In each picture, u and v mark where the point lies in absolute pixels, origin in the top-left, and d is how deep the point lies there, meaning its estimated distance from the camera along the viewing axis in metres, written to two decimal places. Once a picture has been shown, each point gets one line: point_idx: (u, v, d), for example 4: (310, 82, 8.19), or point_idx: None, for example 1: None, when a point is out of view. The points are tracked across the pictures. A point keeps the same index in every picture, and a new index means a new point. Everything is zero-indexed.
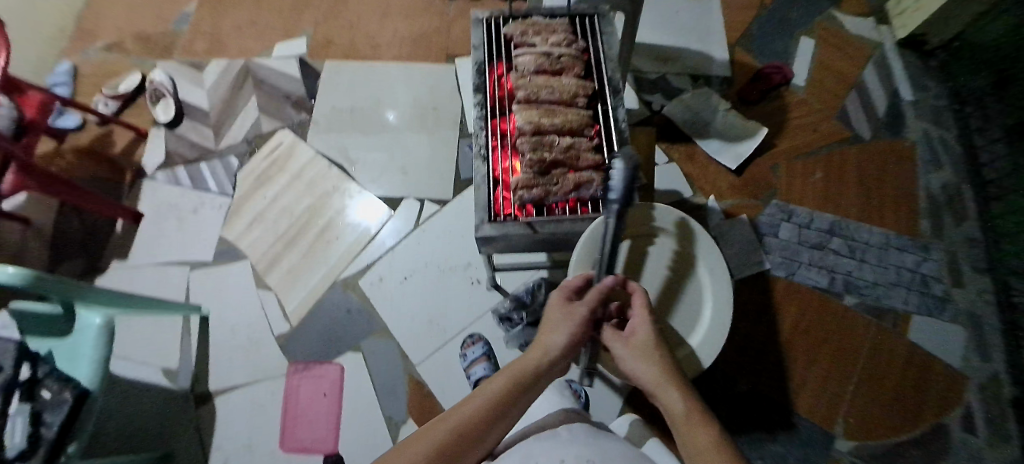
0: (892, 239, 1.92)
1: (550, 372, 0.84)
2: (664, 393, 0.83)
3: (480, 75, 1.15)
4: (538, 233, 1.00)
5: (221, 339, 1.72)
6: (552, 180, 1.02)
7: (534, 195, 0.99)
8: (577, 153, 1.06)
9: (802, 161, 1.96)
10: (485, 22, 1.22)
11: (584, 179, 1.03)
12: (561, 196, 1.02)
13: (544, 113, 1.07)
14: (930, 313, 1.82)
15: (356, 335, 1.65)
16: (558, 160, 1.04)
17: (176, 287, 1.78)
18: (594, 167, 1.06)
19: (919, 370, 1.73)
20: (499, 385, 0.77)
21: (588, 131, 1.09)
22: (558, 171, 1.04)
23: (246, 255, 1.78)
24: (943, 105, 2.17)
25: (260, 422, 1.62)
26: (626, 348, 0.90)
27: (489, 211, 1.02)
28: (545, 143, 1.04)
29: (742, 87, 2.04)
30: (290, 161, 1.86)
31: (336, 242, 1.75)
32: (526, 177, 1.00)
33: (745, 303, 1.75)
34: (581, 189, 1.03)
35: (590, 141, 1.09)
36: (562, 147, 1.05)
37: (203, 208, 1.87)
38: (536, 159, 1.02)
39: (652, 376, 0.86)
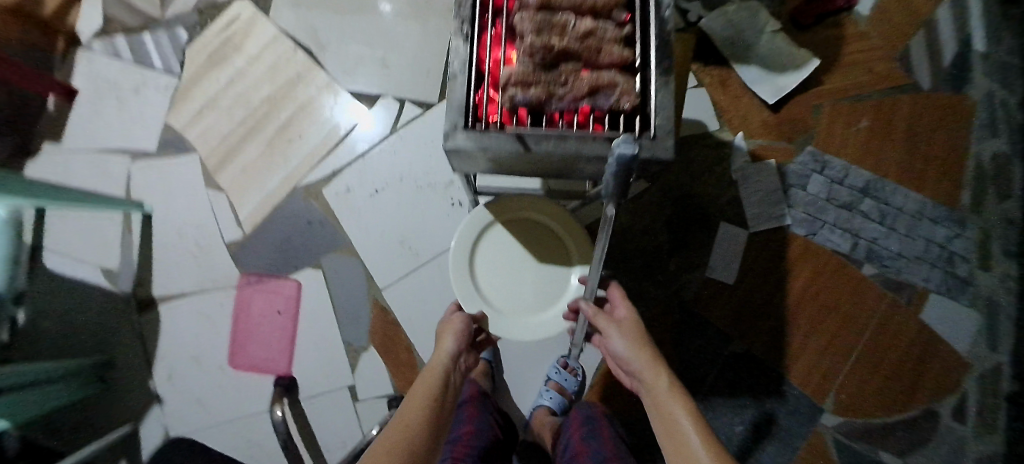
0: (927, 208, 1.71)
1: (456, 375, 0.93)
2: (648, 372, 0.90)
3: None
4: (531, 153, 0.73)
5: (166, 242, 1.53)
6: (560, 79, 0.73)
7: (530, 95, 0.72)
8: (598, 43, 0.75)
9: (848, 104, 1.70)
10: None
11: (604, 80, 0.73)
12: (568, 102, 0.74)
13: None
14: (950, 293, 1.65)
15: (317, 250, 1.46)
16: (571, 50, 0.74)
17: (118, 179, 1.56)
18: (619, 66, 0.76)
19: (924, 350, 1.60)
20: (430, 389, 0.84)
21: (619, 15, 0.78)
22: (569, 67, 0.75)
23: (194, 147, 1.54)
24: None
25: (209, 334, 1.47)
26: (621, 335, 0.97)
27: (467, 115, 0.76)
28: (554, 23, 0.73)
29: (796, 6, 1.73)
30: (248, 41, 1.56)
31: (299, 141, 1.50)
32: (523, 71, 0.72)
33: (756, 258, 1.55)
34: (597, 97, 0.74)
35: (619, 28, 0.78)
36: (577, 32, 0.74)
37: (145, 88, 1.59)
38: (539, 43, 0.72)
39: (634, 355, 0.94)
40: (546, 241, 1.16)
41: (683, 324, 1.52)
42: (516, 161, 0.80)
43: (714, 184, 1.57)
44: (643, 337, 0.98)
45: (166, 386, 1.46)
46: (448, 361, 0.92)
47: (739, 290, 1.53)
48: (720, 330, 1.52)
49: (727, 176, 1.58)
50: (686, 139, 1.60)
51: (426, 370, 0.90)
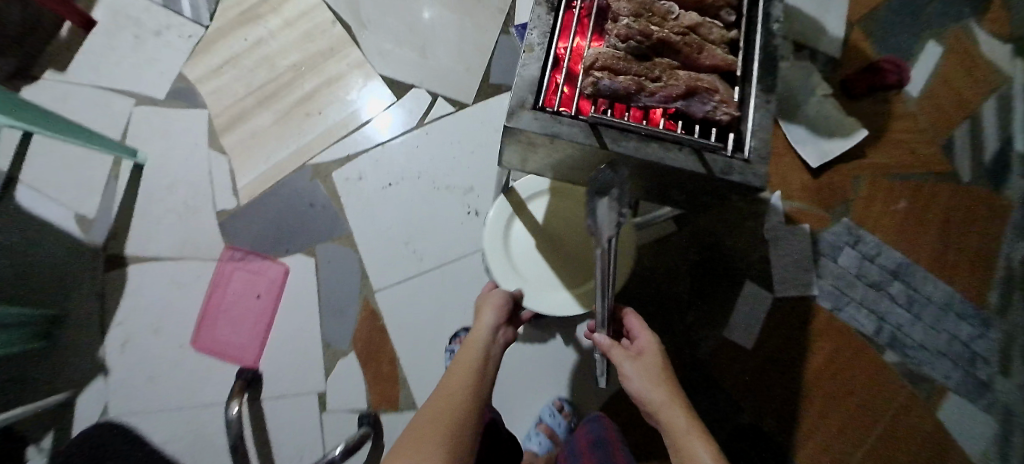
0: (954, 302, 1.63)
1: (497, 352, 0.84)
2: (667, 412, 0.77)
3: None
4: (607, 150, 0.68)
5: (153, 197, 1.40)
6: (652, 72, 0.72)
7: (617, 85, 0.68)
8: (701, 43, 0.74)
9: (889, 182, 1.64)
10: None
11: (698, 81, 0.71)
12: (659, 99, 0.70)
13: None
14: (970, 395, 1.55)
15: (314, 235, 1.34)
16: (670, 43, 0.73)
17: (116, 122, 1.45)
18: (717, 71, 0.74)
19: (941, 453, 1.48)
20: (469, 365, 0.76)
21: (726, 16, 0.77)
22: (663, 61, 0.73)
23: (206, 104, 1.43)
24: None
25: (177, 304, 1.34)
26: (635, 368, 0.83)
27: (540, 96, 0.72)
28: (656, 13, 0.74)
29: (850, 74, 1.67)
30: (286, 5, 1.49)
31: (319, 117, 1.40)
32: (615, 56, 0.70)
33: (777, 325, 1.44)
34: (690, 99, 0.71)
35: (723, 31, 0.77)
36: (678, 26, 0.75)
37: (167, 33, 1.50)
38: (637, 30, 0.72)
39: (652, 389, 0.80)
40: (561, 241, 1.11)
41: (692, 383, 1.40)
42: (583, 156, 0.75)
43: (744, 239, 1.48)
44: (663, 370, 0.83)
45: (116, 355, 1.30)
46: (486, 340, 0.83)
47: (755, 356, 1.42)
48: (730, 397, 1.41)
49: (759, 232, 1.49)
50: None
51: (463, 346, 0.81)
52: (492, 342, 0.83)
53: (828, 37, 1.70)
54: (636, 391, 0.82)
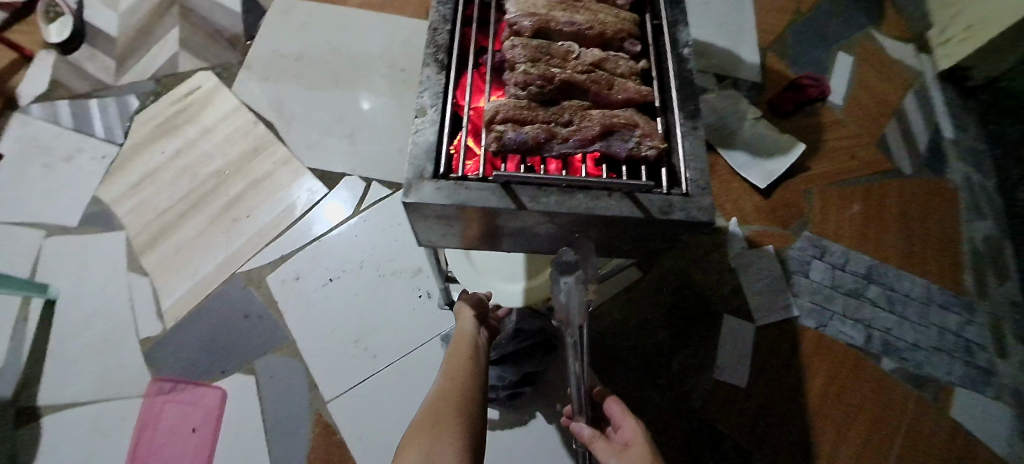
0: (934, 293, 1.60)
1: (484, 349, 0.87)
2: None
3: None
4: (526, 212, 0.54)
5: (68, 334, 1.24)
6: (561, 117, 0.59)
7: (525, 134, 0.55)
8: (611, 78, 0.63)
9: (838, 190, 1.66)
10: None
11: (617, 118, 0.60)
12: (576, 145, 0.58)
13: (557, 5, 0.68)
14: (977, 388, 1.48)
15: (254, 348, 1.20)
16: (576, 82, 0.61)
17: (22, 257, 1.30)
18: (635, 103, 0.63)
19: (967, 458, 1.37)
20: (460, 356, 0.81)
21: (630, 47, 0.69)
22: (574, 102, 0.61)
23: (124, 224, 1.33)
24: (983, 148, 1.93)
25: (93, 461, 1.11)
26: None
27: (439, 164, 0.58)
28: (553, 52, 0.63)
29: (775, 96, 1.74)
30: (204, 112, 1.44)
31: (246, 220, 1.31)
32: (515, 104, 0.57)
33: (767, 355, 1.36)
34: (611, 141, 0.59)
35: (631, 63, 0.68)
36: (583, 62, 0.64)
37: (80, 156, 1.41)
38: (538, 72, 0.60)
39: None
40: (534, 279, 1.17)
41: (694, 437, 1.26)
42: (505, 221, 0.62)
43: (712, 272, 1.44)
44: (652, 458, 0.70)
45: None
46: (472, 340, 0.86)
47: (752, 392, 1.31)
48: (738, 445, 1.26)
49: (725, 262, 1.45)
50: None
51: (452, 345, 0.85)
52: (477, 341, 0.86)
53: (746, 65, 1.77)
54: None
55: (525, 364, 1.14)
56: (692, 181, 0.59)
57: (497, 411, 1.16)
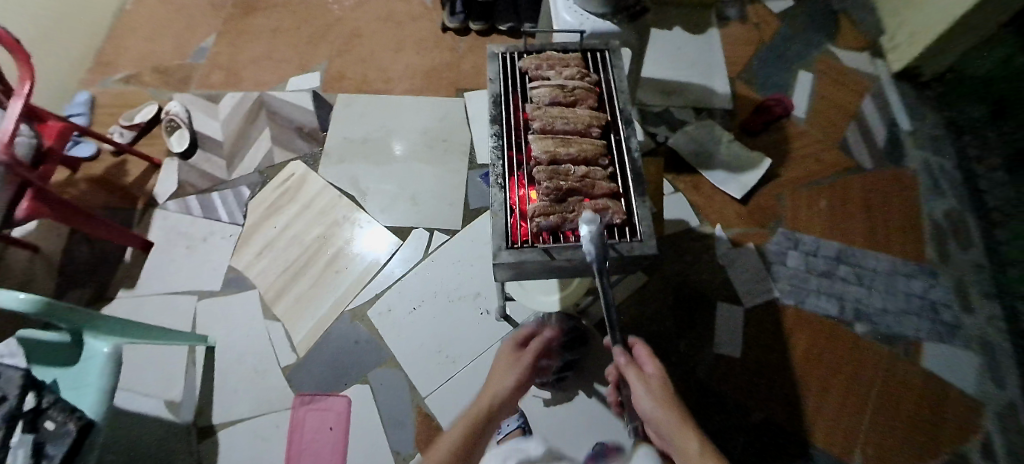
0: (899, 266, 1.84)
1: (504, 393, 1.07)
2: (680, 438, 0.85)
3: (497, 107, 1.00)
4: (555, 260, 0.83)
5: (225, 370, 1.66)
6: (568, 206, 0.88)
7: (551, 221, 0.85)
8: (593, 181, 0.92)
9: (806, 190, 2.00)
10: (500, 52, 1.08)
11: (600, 206, 0.88)
12: (578, 224, 0.87)
13: (559, 141, 0.94)
14: (943, 339, 1.70)
15: (364, 366, 1.63)
16: (575, 187, 0.89)
17: (181, 317, 1.73)
18: (610, 195, 0.91)
19: (938, 397, 1.59)
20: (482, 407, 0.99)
21: (603, 161, 0.96)
22: (575, 199, 0.90)
23: (254, 284, 1.78)
24: (942, 133, 2.15)
25: (261, 457, 1.52)
26: (645, 388, 0.94)
27: (506, 237, 0.86)
28: (559, 171, 0.91)
29: (745, 118, 2.15)
30: (300, 192, 1.89)
31: (346, 271, 1.76)
32: (543, 204, 0.87)
33: (755, 332, 1.70)
34: (598, 217, 0.88)
35: (606, 171, 0.95)
36: (577, 175, 0.92)
37: (213, 237, 1.87)
38: (553, 187, 0.89)
39: (664, 416, 0.89)
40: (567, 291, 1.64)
41: (702, 401, 1.59)
42: (544, 270, 0.90)
43: (706, 271, 1.81)
44: (671, 393, 0.94)
45: None
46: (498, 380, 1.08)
47: (746, 362, 1.65)
48: (735, 402, 1.59)
49: (714, 261, 1.82)
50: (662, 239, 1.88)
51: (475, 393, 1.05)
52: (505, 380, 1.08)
53: (719, 96, 2.21)
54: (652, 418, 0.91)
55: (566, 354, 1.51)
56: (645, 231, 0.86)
57: (549, 392, 1.55)
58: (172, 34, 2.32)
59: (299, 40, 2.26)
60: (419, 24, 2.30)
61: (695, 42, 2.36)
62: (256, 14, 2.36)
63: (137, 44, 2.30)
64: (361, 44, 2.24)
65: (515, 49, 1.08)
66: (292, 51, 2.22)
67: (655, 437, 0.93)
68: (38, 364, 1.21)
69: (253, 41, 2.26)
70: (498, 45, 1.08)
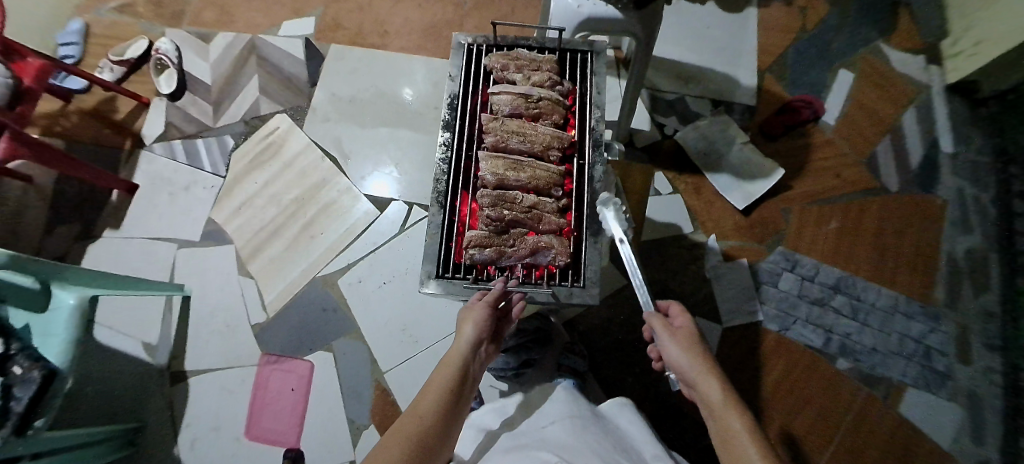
0: (901, 304, 1.72)
1: (477, 367, 0.83)
2: (701, 381, 0.79)
3: (453, 112, 1.06)
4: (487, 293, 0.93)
5: (199, 321, 1.69)
6: (508, 241, 0.95)
7: (486, 255, 0.92)
8: (540, 214, 0.98)
9: (817, 208, 1.86)
10: (467, 44, 1.13)
11: (543, 244, 0.95)
12: (515, 259, 0.95)
13: (510, 164, 0.99)
14: (928, 387, 1.62)
15: (330, 334, 1.64)
16: (519, 219, 0.96)
17: (162, 264, 1.75)
18: (556, 231, 0.99)
19: (907, 445, 1.54)
20: (445, 373, 0.76)
21: (555, 192, 1.01)
22: (517, 232, 0.97)
23: (230, 239, 1.77)
24: (987, 160, 1.93)
25: (227, 408, 1.58)
26: (672, 339, 0.88)
27: (439, 264, 0.94)
28: (506, 199, 0.97)
29: (767, 118, 1.97)
30: (283, 149, 1.86)
31: (321, 237, 1.74)
32: (482, 235, 0.93)
33: (730, 353, 1.65)
34: (538, 255, 0.95)
35: (556, 202, 1.01)
36: (525, 205, 0.98)
37: (195, 186, 1.85)
38: (495, 216, 0.95)
39: (692, 364, 0.82)
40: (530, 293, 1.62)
41: (660, 414, 1.52)
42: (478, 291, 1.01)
43: (688, 281, 1.74)
44: (700, 344, 0.86)
45: (189, 454, 1.53)
46: (468, 352, 0.81)
47: None
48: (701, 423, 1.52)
49: (701, 274, 1.75)
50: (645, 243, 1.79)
51: (441, 364, 0.79)
52: (474, 354, 0.82)
53: (742, 90, 2.01)
54: (680, 367, 0.84)
55: (524, 353, 1.46)
56: (589, 279, 0.94)
57: (505, 385, 1.58)
58: None
59: None
60: None
61: (727, 24, 2.13)
62: None
63: None
64: None
65: (484, 43, 1.13)
66: None
67: (680, 384, 0.86)
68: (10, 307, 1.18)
69: None
70: (467, 36, 1.14)
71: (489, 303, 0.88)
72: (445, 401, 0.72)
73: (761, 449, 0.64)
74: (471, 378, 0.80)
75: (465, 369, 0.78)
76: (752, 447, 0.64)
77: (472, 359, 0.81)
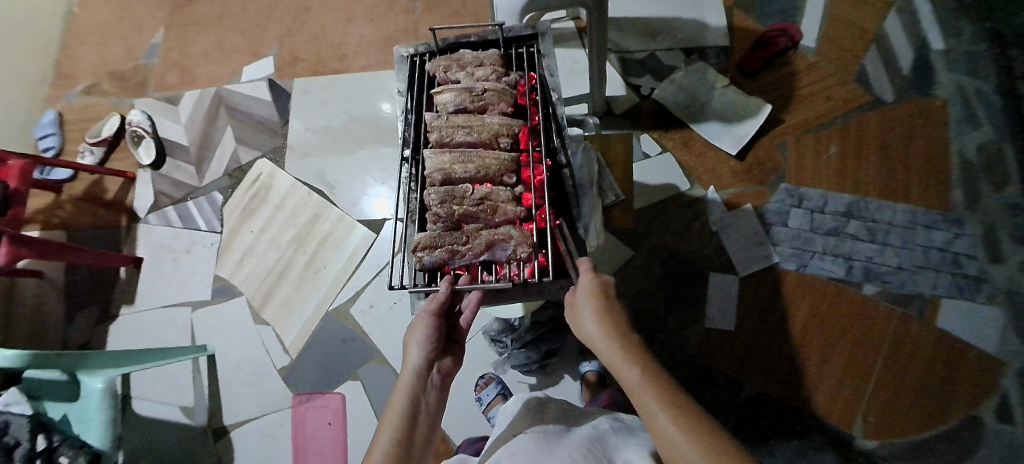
0: (918, 216, 1.66)
1: (433, 390, 0.78)
2: (611, 356, 0.68)
3: (408, 126, 1.08)
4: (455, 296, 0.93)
5: (228, 375, 1.72)
6: (461, 239, 0.92)
7: (436, 257, 0.90)
8: (493, 205, 0.95)
9: (813, 135, 1.80)
10: (409, 55, 1.15)
11: (502, 235, 0.92)
12: (470, 257, 0.92)
13: (457, 158, 0.98)
14: (962, 295, 1.56)
15: (354, 364, 1.66)
16: (469, 213, 0.95)
17: (181, 329, 1.79)
18: (512, 220, 0.96)
19: (951, 357, 1.49)
20: (397, 412, 0.71)
21: (509, 179, 0.99)
22: (471, 227, 0.94)
23: (240, 291, 1.80)
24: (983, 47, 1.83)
25: (272, 453, 1.61)
26: (586, 308, 0.76)
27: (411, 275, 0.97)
28: (455, 194, 0.95)
29: (743, 56, 1.91)
30: (271, 193, 1.87)
31: (324, 271, 1.76)
32: (430, 236, 0.91)
33: (752, 301, 1.62)
34: (495, 249, 0.92)
35: (510, 189, 0.99)
36: (476, 197, 0.96)
37: (196, 247, 1.87)
38: (444, 212, 0.94)
39: (601, 334, 0.71)
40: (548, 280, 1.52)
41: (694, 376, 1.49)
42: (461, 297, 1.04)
43: (696, 238, 1.71)
44: (611, 306, 0.76)
45: None
46: (415, 381, 0.76)
47: (741, 331, 1.58)
48: (730, 377, 1.54)
49: (708, 228, 1.71)
50: (642, 209, 1.75)
51: (389, 404, 0.74)
52: (423, 382, 0.77)
53: (713, 32, 1.95)
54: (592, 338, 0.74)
55: (545, 345, 1.50)
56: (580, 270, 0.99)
57: (534, 377, 1.56)
58: (123, 34, 2.23)
59: (246, 23, 2.13)
60: None
61: None
62: None
63: (90, 50, 2.22)
64: (312, 19, 2.09)
65: (425, 51, 1.14)
66: (240, 37, 2.11)
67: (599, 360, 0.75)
68: (45, 403, 1.23)
69: (202, 31, 2.16)
70: (408, 47, 1.15)
71: (431, 313, 0.86)
72: (398, 454, 0.65)
73: (674, 413, 0.57)
74: (425, 411, 0.74)
75: (414, 402, 0.73)
76: (665, 413, 0.57)
77: (421, 390, 0.76)
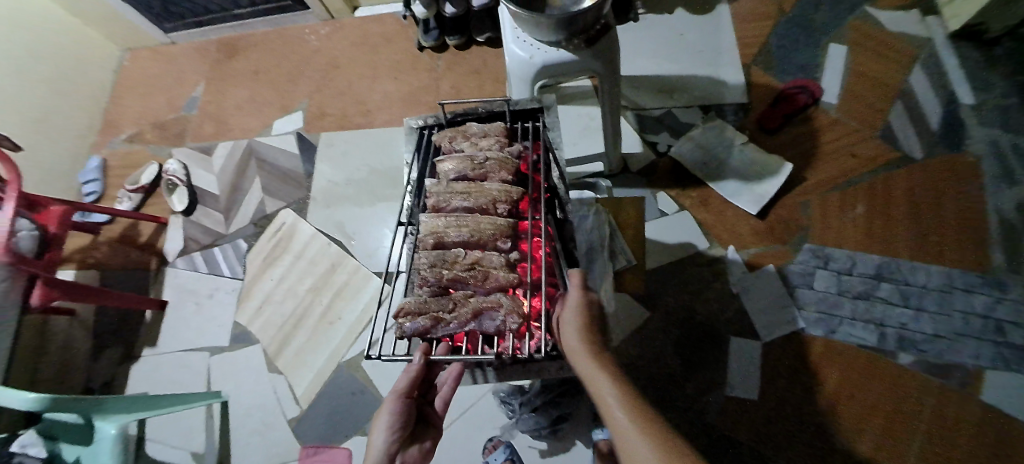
0: (955, 278, 1.57)
1: None
2: (587, 369, 0.74)
3: (412, 194, 1.10)
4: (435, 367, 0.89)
5: (239, 423, 1.71)
6: (447, 306, 0.89)
7: (419, 325, 0.85)
8: (484, 271, 0.94)
9: (838, 193, 1.75)
10: (418, 127, 1.19)
11: (491, 303, 0.90)
12: (455, 326, 0.87)
13: (451, 223, 0.98)
14: (1008, 367, 1.44)
15: (361, 417, 1.63)
16: (459, 278, 0.92)
17: (198, 373, 1.81)
18: (503, 287, 0.93)
19: (1004, 439, 1.35)
20: None
21: (503, 244, 0.97)
22: (459, 293, 0.92)
23: (257, 339, 1.82)
24: (1016, 102, 1.77)
25: None
26: (574, 323, 0.81)
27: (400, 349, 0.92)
28: (446, 259, 0.94)
29: (763, 112, 1.90)
30: (292, 242, 1.93)
31: (338, 322, 1.77)
32: (417, 301, 0.88)
33: (775, 367, 1.53)
34: (483, 318, 0.89)
35: (504, 256, 0.97)
36: (467, 263, 0.94)
37: (218, 292, 1.93)
38: (433, 277, 0.92)
39: (581, 346, 0.78)
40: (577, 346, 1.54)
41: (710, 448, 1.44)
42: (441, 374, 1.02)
43: (715, 299, 1.66)
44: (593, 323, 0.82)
45: None
46: None
47: (764, 400, 1.49)
48: (752, 449, 1.44)
49: (728, 290, 1.66)
50: (657, 269, 1.72)
51: None
52: None
53: (731, 88, 1.95)
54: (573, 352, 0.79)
55: (555, 409, 1.46)
56: None
57: (544, 442, 1.49)
58: (167, 88, 2.40)
59: (279, 78, 2.27)
60: (395, 46, 2.21)
61: (700, 26, 2.11)
62: (238, 56, 2.40)
63: (136, 102, 2.40)
64: (341, 75, 2.20)
65: (431, 124, 1.19)
66: (274, 92, 2.24)
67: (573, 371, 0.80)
68: (62, 442, 1.23)
69: (239, 86, 2.31)
70: (416, 119, 1.19)
71: (400, 392, 0.84)
72: None
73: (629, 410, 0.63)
74: None
75: None
76: (621, 411, 0.64)
77: None
